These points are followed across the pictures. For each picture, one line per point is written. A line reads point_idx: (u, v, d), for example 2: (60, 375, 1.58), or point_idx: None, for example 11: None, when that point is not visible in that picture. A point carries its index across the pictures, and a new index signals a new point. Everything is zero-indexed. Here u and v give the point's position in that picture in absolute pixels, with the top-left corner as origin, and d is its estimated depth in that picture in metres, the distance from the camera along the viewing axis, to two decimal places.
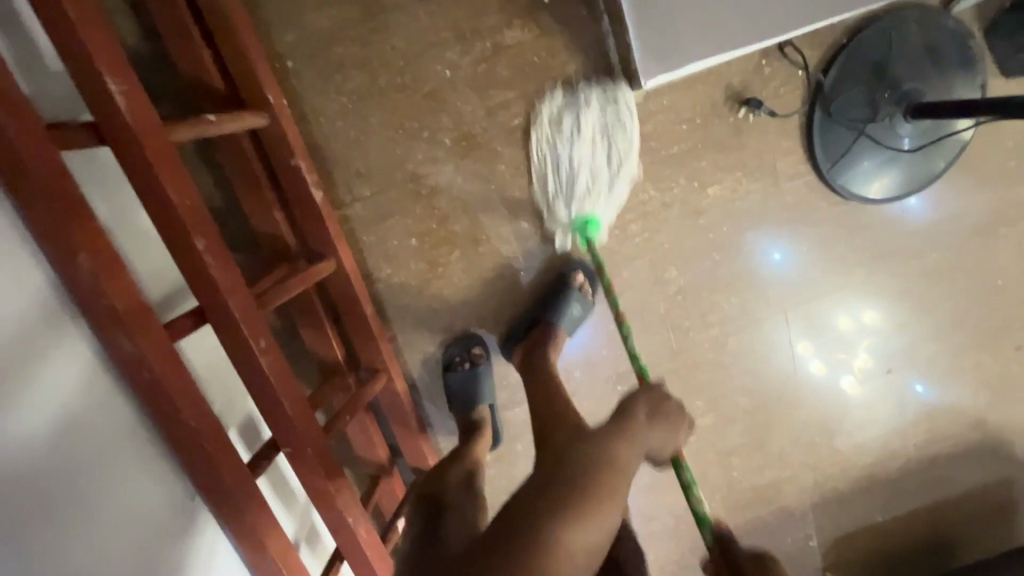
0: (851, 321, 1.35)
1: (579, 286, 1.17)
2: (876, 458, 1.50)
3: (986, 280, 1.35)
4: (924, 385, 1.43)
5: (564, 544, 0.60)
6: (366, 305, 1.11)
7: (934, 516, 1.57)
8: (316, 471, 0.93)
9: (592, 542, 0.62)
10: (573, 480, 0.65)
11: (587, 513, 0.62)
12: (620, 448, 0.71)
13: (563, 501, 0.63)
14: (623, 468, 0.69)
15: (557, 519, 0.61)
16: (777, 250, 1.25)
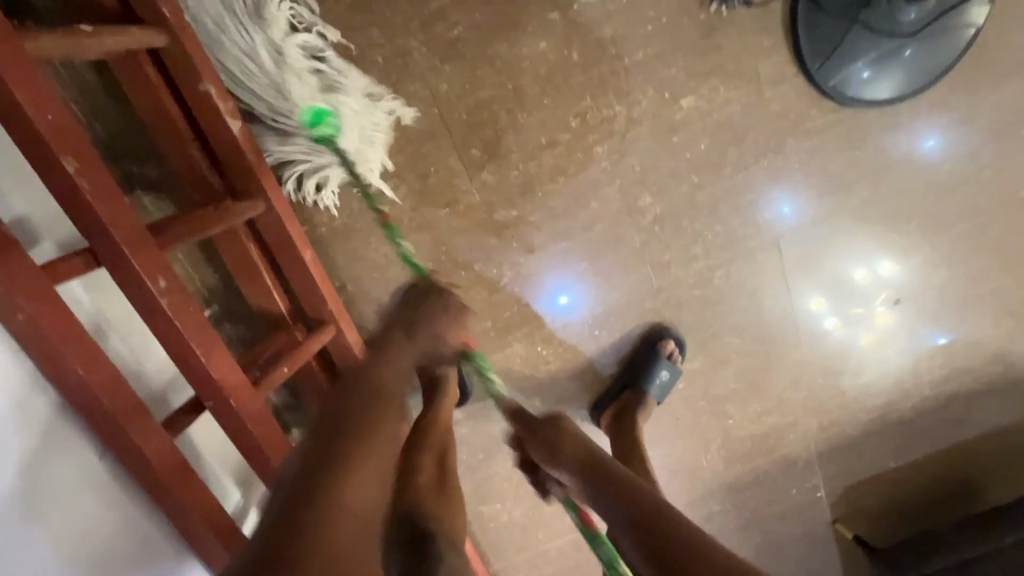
0: (868, 272, 1.24)
1: (670, 351, 1.20)
2: (887, 399, 1.38)
3: (1005, 190, 1.20)
4: (937, 316, 1.30)
5: (345, 507, 0.55)
6: (305, 251, 1.01)
7: (952, 459, 1.45)
8: (245, 424, 0.84)
9: (369, 499, 0.58)
10: (314, 459, 0.58)
11: (348, 477, 0.57)
12: (385, 392, 0.69)
13: (329, 455, 0.58)
14: (382, 418, 0.65)
15: (326, 485, 0.55)
16: (787, 203, 1.15)
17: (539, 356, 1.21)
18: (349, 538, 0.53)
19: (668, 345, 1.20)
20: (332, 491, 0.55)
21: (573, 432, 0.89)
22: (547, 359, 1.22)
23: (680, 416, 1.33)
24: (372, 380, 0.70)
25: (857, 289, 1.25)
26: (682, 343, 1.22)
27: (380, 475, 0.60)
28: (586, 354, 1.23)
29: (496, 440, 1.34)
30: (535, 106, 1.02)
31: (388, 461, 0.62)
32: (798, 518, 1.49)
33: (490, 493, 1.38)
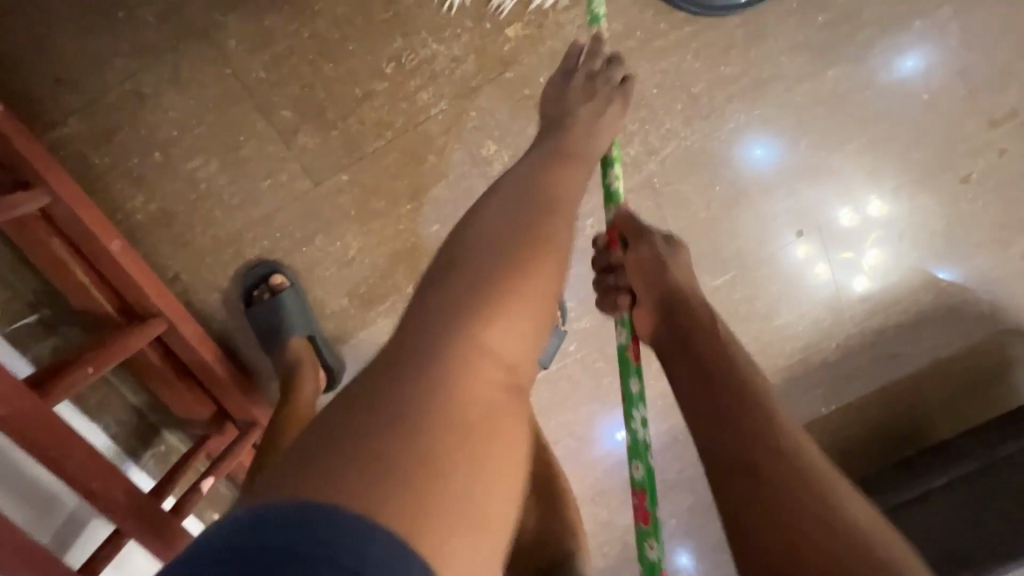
0: (856, 213, 1.15)
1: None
2: (808, 340, 1.27)
3: (907, 93, 1.06)
4: (851, 243, 1.17)
5: (467, 351, 0.52)
6: (110, 240, 0.94)
7: (897, 398, 1.33)
8: (32, 436, 0.78)
9: (516, 357, 0.55)
10: (497, 245, 0.58)
11: (497, 321, 0.54)
12: (541, 230, 0.61)
13: (450, 334, 0.52)
14: (548, 264, 0.59)
15: (434, 337, 0.52)
16: (759, 144, 1.07)
17: None
18: (487, 393, 0.51)
19: None
20: (450, 367, 0.50)
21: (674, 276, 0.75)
22: None
23: (579, 380, 1.24)
24: (542, 215, 0.62)
25: (762, 218, 1.13)
26: (562, 302, 1.13)
27: (534, 322, 0.57)
28: None
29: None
30: (341, 54, 0.94)
31: (543, 306, 0.58)
32: None
33: None
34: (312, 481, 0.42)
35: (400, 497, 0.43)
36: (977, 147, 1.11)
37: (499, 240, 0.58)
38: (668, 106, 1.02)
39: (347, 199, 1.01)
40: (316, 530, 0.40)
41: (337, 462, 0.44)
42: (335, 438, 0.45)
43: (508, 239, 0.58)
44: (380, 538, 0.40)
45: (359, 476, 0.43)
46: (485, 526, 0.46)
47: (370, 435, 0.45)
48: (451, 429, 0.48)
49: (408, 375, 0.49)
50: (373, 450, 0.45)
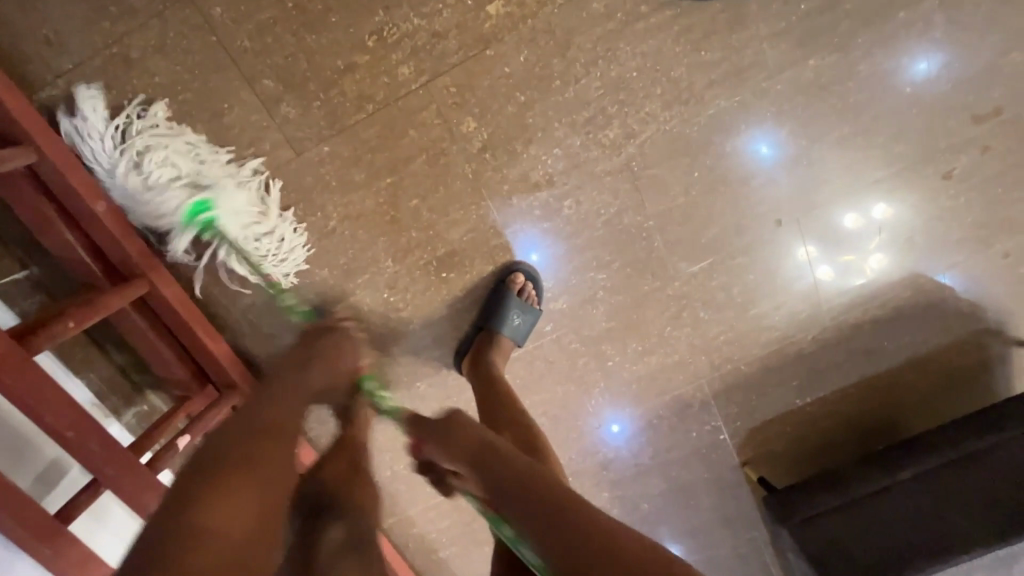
0: (860, 215, 1.17)
1: (522, 287, 1.12)
2: (783, 332, 1.28)
3: (889, 86, 1.06)
4: (839, 240, 1.18)
5: (202, 526, 0.56)
6: (95, 202, 0.96)
7: (872, 394, 1.35)
8: (5, 383, 0.80)
9: (238, 525, 0.58)
10: (230, 446, 0.65)
11: (229, 494, 0.60)
12: (276, 433, 0.70)
13: (190, 498, 0.58)
14: (277, 448, 0.68)
15: (185, 513, 0.56)
16: (764, 140, 1.08)
17: (387, 303, 1.15)
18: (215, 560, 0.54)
19: (518, 279, 1.12)
20: (203, 521, 0.56)
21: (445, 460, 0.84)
22: (396, 306, 1.16)
23: (554, 359, 1.26)
24: (263, 421, 0.70)
25: (750, 210, 1.14)
26: (538, 280, 1.15)
27: (263, 497, 0.62)
28: (437, 298, 1.16)
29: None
30: (323, 25, 0.95)
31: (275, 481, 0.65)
32: (702, 462, 1.42)
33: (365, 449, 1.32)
34: None
35: None
36: (959, 145, 1.11)
37: (233, 437, 0.66)
38: (646, 91, 1.02)
39: (329, 172, 1.04)
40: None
41: None
42: None
43: (237, 430, 0.67)
44: None
45: None
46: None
47: None
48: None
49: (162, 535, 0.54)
50: None
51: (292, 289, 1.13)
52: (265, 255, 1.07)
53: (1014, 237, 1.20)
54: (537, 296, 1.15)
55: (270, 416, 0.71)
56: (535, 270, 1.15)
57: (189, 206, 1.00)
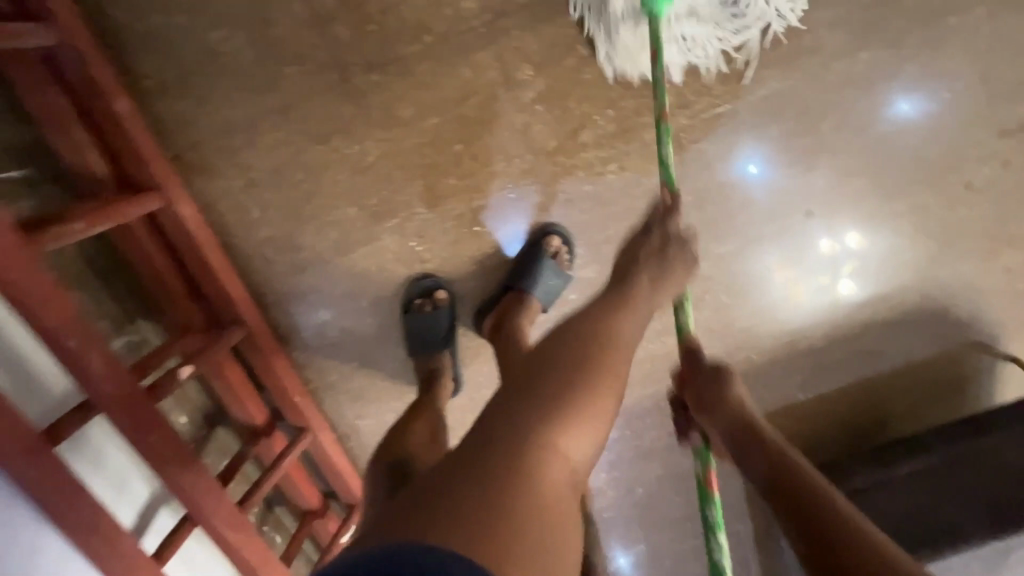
0: (834, 243, 1.22)
1: (556, 250, 1.09)
2: (796, 325, 1.30)
3: (930, 90, 1.09)
4: (817, 258, 1.23)
5: (558, 446, 0.62)
6: (118, 98, 0.89)
7: (869, 396, 1.38)
8: (9, 279, 0.72)
9: (580, 450, 0.65)
10: (577, 352, 0.70)
11: (577, 415, 0.65)
12: (616, 347, 0.73)
13: (553, 397, 0.65)
14: (616, 369, 0.71)
15: (539, 421, 0.63)
16: (752, 160, 1.12)
17: (414, 253, 1.11)
18: (560, 488, 0.61)
19: (552, 241, 1.09)
20: (555, 435, 0.63)
21: (738, 397, 0.77)
22: (422, 256, 1.11)
23: None
24: (608, 332, 0.74)
25: (768, 204, 1.16)
26: (571, 243, 1.11)
27: (597, 432, 0.67)
28: (464, 252, 1.12)
29: (374, 359, 1.21)
30: None
31: (603, 417, 0.67)
32: None
33: (366, 409, 1.25)
34: (442, 491, 0.56)
35: (504, 532, 0.54)
36: (983, 156, 1.16)
37: (580, 345, 0.71)
38: (706, 63, 1.03)
39: (373, 101, 0.98)
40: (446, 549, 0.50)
41: (471, 488, 0.56)
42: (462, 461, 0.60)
43: (586, 345, 0.71)
44: (479, 559, 0.51)
45: (482, 487, 0.56)
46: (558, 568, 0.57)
47: (481, 465, 0.58)
48: (539, 510, 0.57)
49: (521, 420, 0.62)
50: (474, 474, 0.57)
51: (313, 225, 1.06)
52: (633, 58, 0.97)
53: (1018, 254, 1.26)
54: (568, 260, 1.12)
55: (615, 340, 0.73)
56: (568, 234, 1.12)
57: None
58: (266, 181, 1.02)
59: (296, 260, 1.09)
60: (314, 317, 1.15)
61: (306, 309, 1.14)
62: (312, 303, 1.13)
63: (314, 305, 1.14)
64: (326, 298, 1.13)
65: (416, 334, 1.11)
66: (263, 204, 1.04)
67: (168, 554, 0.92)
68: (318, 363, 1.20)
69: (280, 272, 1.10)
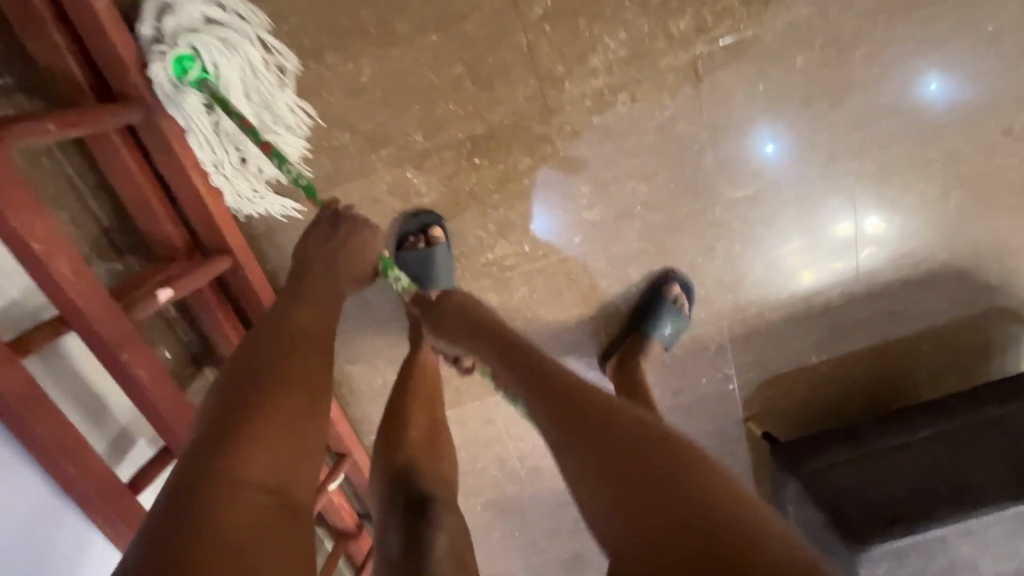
0: (854, 227, 1.17)
1: (675, 296, 1.15)
2: (812, 281, 1.23)
3: (970, 22, 1.01)
4: (840, 231, 1.17)
5: (240, 466, 0.55)
6: None
7: (885, 359, 1.31)
8: None
9: (285, 472, 0.58)
10: (255, 362, 0.65)
11: (258, 426, 0.58)
12: (307, 349, 0.69)
13: (228, 412, 0.59)
14: (305, 370, 0.66)
15: (225, 454, 0.55)
16: (771, 139, 1.07)
17: (409, 185, 1.05)
18: (262, 509, 0.53)
19: (673, 289, 1.15)
20: (245, 454, 0.56)
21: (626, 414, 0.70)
22: (418, 189, 1.06)
23: (576, 278, 1.17)
24: (292, 334, 0.71)
25: (790, 156, 1.09)
26: (689, 287, 1.18)
27: (293, 440, 0.60)
28: (464, 188, 1.06)
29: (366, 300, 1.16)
30: None
31: (307, 423, 0.62)
32: (706, 411, 1.36)
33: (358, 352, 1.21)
34: None
35: None
36: None
37: (260, 349, 0.67)
38: None
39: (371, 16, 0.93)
40: None
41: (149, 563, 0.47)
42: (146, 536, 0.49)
43: (265, 351, 0.67)
44: None
45: (160, 550, 0.47)
46: None
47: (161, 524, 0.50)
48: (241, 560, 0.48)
49: (202, 454, 0.55)
50: (158, 547, 0.48)
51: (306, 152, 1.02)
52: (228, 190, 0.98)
53: None
54: (687, 304, 1.18)
55: (289, 335, 0.70)
56: (688, 279, 1.18)
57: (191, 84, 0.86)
58: None
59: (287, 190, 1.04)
60: None
61: (297, 243, 1.10)
62: (303, 237, 1.09)
63: None
64: None
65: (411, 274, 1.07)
66: None
67: (142, 488, 0.89)
68: None
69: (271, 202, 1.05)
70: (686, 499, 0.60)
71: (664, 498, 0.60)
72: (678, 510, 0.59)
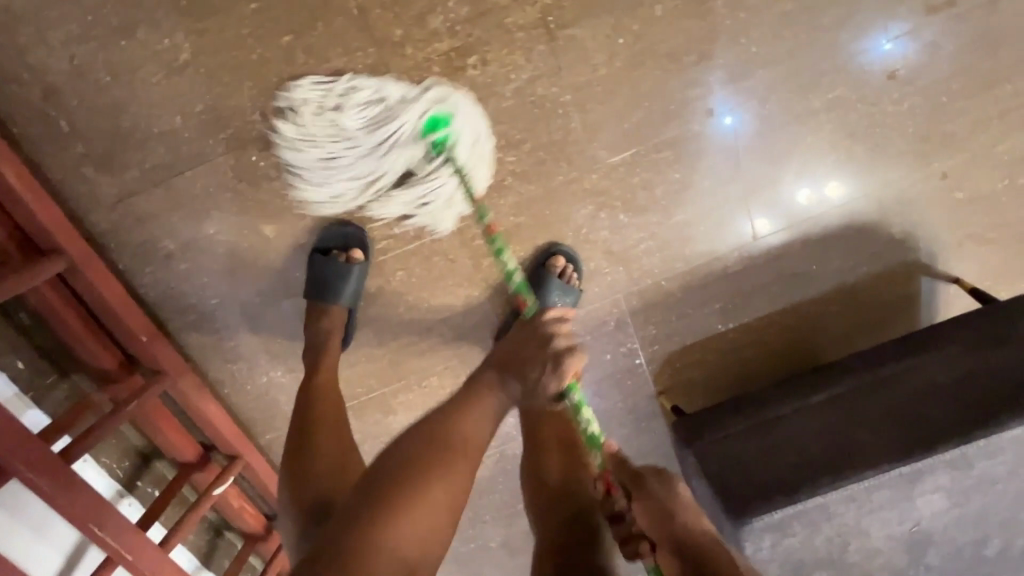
0: (815, 196, 1.14)
1: (562, 269, 1.10)
2: (712, 247, 1.17)
3: None
4: (748, 195, 1.12)
5: (385, 548, 0.58)
6: None
7: (796, 324, 1.26)
8: None
9: (422, 548, 0.61)
10: (405, 454, 0.65)
11: (407, 514, 0.60)
12: (471, 443, 0.68)
13: (378, 498, 0.61)
14: (460, 461, 0.66)
15: (369, 532, 0.58)
16: (727, 112, 1.04)
17: (256, 169, 0.99)
18: None
19: (557, 262, 1.10)
20: (389, 534, 0.59)
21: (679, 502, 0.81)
22: (269, 173, 0.99)
23: (456, 259, 1.10)
24: (453, 428, 0.68)
25: (667, 117, 1.03)
26: (577, 260, 1.12)
27: (435, 524, 0.62)
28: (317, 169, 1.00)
29: (234, 294, 1.09)
30: None
31: (444, 512, 0.63)
32: (615, 388, 1.30)
33: (235, 351, 1.15)
34: None
35: None
36: (907, 39, 1.04)
37: (414, 439, 0.67)
38: None
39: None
40: None
41: None
42: None
43: (422, 442, 0.66)
44: None
45: None
46: None
47: None
48: None
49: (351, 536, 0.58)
50: None
51: (135, 137, 0.95)
52: (317, 182, 1.00)
53: (953, 158, 1.13)
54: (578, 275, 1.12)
55: (452, 406, 0.70)
56: (574, 252, 1.12)
57: (427, 119, 0.96)
58: (71, 86, 0.91)
59: (122, 182, 0.98)
60: (156, 249, 1.03)
61: (145, 239, 1.02)
62: (150, 232, 1.02)
63: (153, 235, 1.02)
64: (165, 225, 1.02)
65: (317, 282, 1.05)
66: (74, 113, 0.93)
67: None
68: (172, 302, 1.08)
69: (109, 196, 0.98)
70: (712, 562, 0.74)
71: (692, 560, 0.74)
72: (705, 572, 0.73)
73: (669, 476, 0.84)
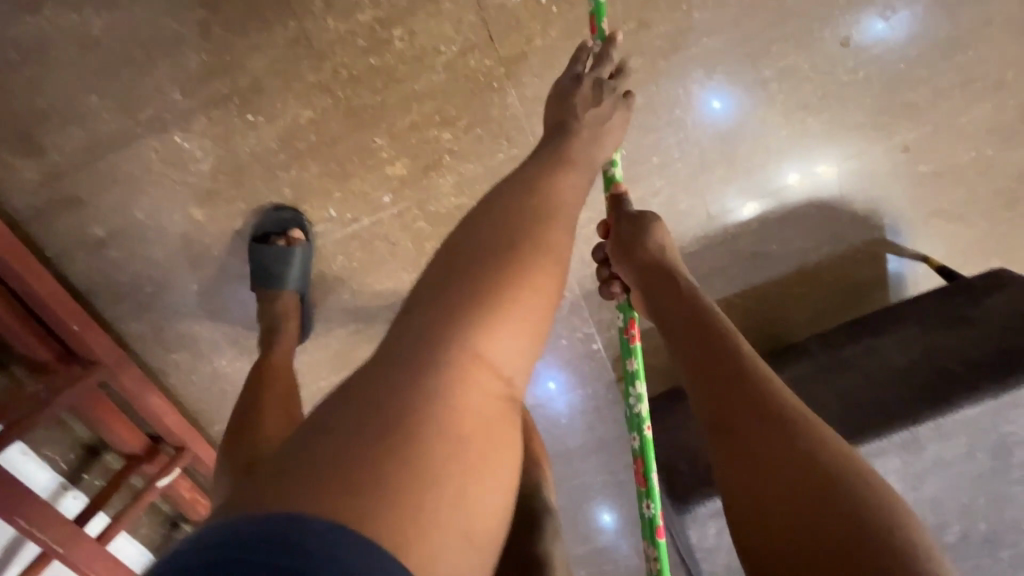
0: (805, 176, 1.10)
1: None
2: (668, 226, 1.12)
3: None
4: (702, 170, 1.09)
5: (472, 355, 0.49)
6: None
7: (766, 311, 1.19)
8: None
9: (516, 363, 0.52)
10: (485, 237, 0.55)
11: (497, 312, 0.51)
12: (552, 229, 0.58)
13: (460, 286, 0.51)
14: (550, 253, 0.57)
15: (444, 325, 0.49)
16: (717, 95, 1.04)
17: (181, 150, 0.96)
18: (486, 398, 0.49)
19: None
20: (481, 336, 0.50)
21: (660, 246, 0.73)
22: (194, 155, 0.96)
23: (398, 242, 1.05)
24: (537, 211, 0.59)
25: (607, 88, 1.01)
26: None
27: (530, 331, 0.53)
28: (243, 149, 0.97)
29: (169, 283, 1.06)
30: None
31: (538, 317, 0.54)
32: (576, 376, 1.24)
33: (175, 342, 1.11)
34: (308, 467, 0.42)
35: (410, 493, 0.42)
36: (854, 3, 1.01)
37: (486, 222, 0.56)
38: None
39: None
40: (298, 525, 0.38)
41: (356, 446, 0.43)
42: (356, 405, 0.45)
43: (505, 228, 0.56)
44: (354, 533, 0.38)
45: (379, 434, 0.43)
46: (476, 516, 0.45)
47: (373, 407, 0.45)
48: (451, 448, 0.45)
49: (425, 325, 0.49)
50: (377, 430, 0.44)
51: (56, 120, 0.93)
52: None
53: (916, 127, 1.08)
54: None
55: (536, 205, 0.59)
56: None
57: None
58: None
59: (44, 166, 0.96)
60: (84, 236, 1.00)
61: (72, 225, 1.00)
62: (77, 218, 0.99)
63: (80, 221, 0.99)
64: (93, 210, 0.99)
65: (261, 268, 0.99)
66: None
67: None
68: (105, 291, 1.05)
69: (31, 182, 0.96)
70: (733, 355, 0.58)
71: (717, 360, 0.58)
72: (728, 377, 0.56)
73: (646, 213, 0.76)
